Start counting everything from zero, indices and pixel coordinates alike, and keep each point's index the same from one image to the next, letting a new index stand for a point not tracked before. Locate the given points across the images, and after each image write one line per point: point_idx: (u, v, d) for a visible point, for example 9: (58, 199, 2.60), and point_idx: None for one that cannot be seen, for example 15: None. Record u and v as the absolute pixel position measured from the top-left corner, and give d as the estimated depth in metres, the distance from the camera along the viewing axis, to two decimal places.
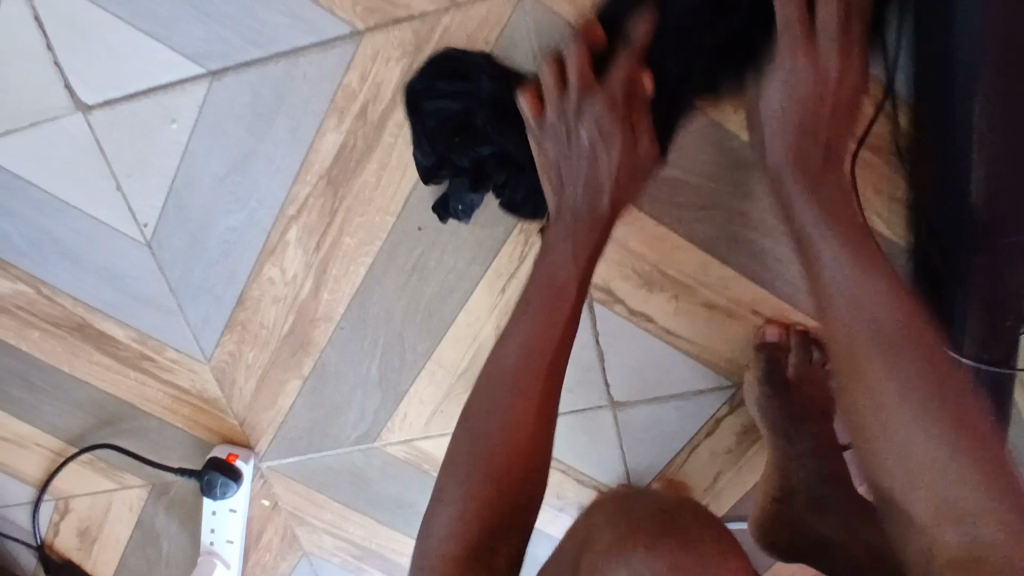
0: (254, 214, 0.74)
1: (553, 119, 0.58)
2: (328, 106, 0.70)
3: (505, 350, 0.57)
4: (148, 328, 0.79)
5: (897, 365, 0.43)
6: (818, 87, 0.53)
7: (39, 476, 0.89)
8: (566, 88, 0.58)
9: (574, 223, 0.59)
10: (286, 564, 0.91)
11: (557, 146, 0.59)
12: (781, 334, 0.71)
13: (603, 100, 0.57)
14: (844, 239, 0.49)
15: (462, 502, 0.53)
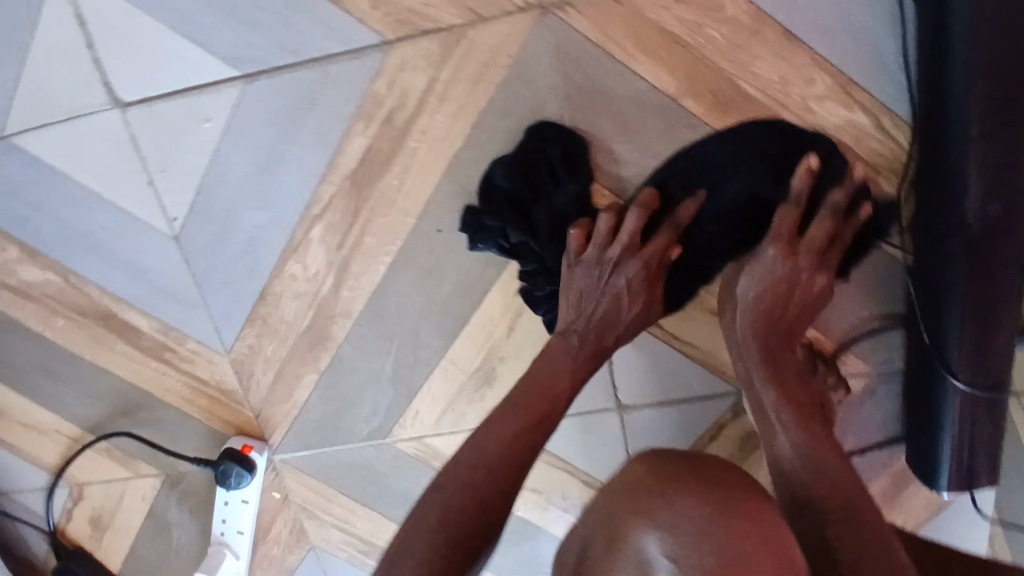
0: (280, 212, 0.76)
1: (589, 260, 0.70)
2: (355, 111, 0.73)
3: (484, 439, 0.68)
4: (171, 320, 0.82)
5: (813, 477, 0.61)
6: (791, 282, 0.66)
7: (55, 462, 0.91)
8: (609, 242, 0.70)
9: (570, 350, 0.71)
10: (294, 558, 0.93)
11: (585, 281, 0.70)
12: None
13: (633, 265, 0.69)
14: (788, 401, 0.66)
15: (427, 554, 0.60)
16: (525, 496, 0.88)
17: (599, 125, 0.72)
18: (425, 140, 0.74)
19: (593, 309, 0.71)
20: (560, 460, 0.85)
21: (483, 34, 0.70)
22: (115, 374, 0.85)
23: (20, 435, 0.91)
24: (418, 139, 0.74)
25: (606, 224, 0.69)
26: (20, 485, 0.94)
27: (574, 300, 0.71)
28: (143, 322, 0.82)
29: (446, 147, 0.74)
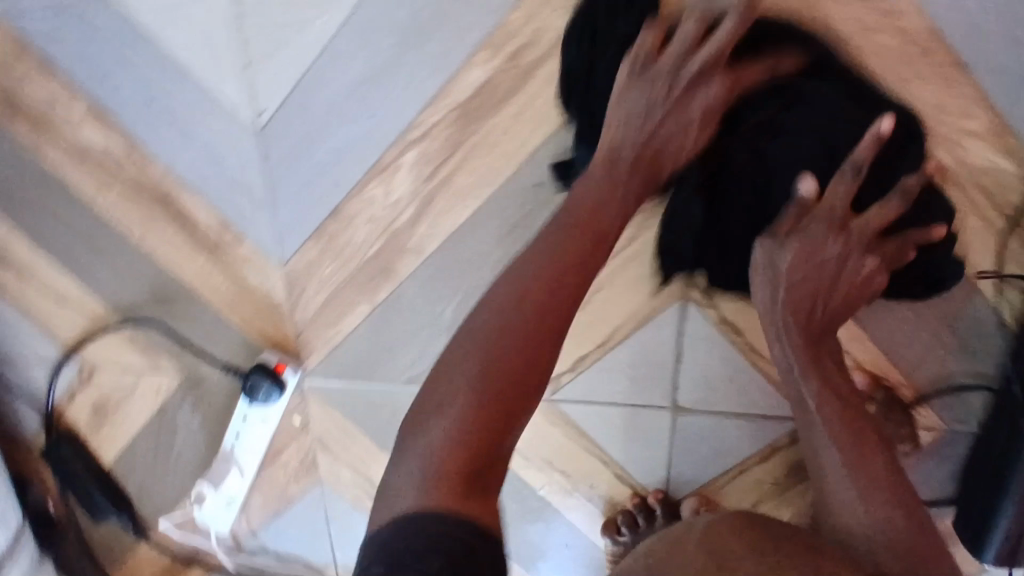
0: (376, 129, 0.71)
1: (660, 65, 0.61)
2: (483, 40, 0.67)
3: (520, 281, 0.61)
4: (232, 216, 0.77)
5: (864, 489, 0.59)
6: (831, 276, 0.63)
7: (72, 338, 0.87)
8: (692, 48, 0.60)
9: (607, 174, 0.63)
10: (298, 488, 0.89)
11: (644, 85, 0.61)
12: (868, 384, 0.74)
13: (712, 88, 0.61)
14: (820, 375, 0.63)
15: (462, 419, 0.55)
16: (552, 477, 0.84)
17: None
18: (548, 87, 0.68)
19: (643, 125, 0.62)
20: (598, 448, 0.82)
21: None
22: (160, 260, 0.81)
23: (41, 303, 0.86)
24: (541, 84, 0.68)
25: (695, 29, 0.60)
26: (27, 355, 0.89)
27: (621, 114, 0.62)
28: (203, 213, 0.77)
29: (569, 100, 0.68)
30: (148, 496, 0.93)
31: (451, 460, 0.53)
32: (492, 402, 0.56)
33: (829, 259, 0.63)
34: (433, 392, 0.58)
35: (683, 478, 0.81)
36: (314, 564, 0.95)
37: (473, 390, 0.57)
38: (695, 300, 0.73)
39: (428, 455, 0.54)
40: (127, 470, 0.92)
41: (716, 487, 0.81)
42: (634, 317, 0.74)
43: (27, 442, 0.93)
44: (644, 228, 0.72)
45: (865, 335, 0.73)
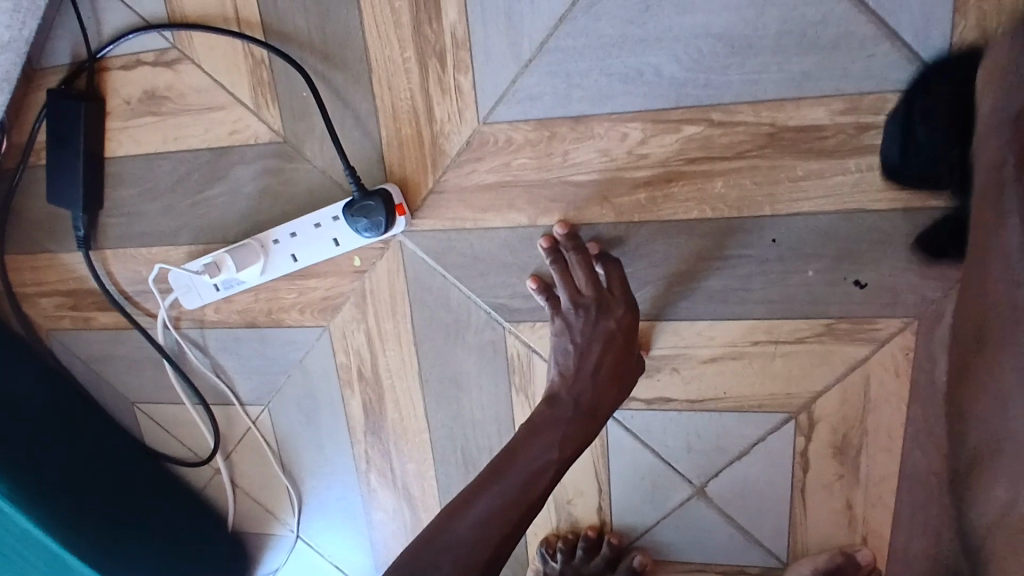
0: (691, 84, 0.64)
1: (585, 302, 0.67)
2: (851, 92, 0.62)
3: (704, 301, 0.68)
4: (479, 38, 0.66)
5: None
6: None
7: (188, 14, 0.71)
8: (593, 286, 0.67)
9: (605, 337, 0.66)
10: (296, 319, 0.79)
11: (583, 329, 0.67)
12: (866, 567, 0.75)
13: (604, 317, 0.67)
14: None
15: (510, 496, 0.58)
16: None
17: None
18: (859, 175, 0.64)
19: (606, 314, 0.67)
20: (603, 474, 0.79)
21: None
22: (360, 16, 0.68)
23: None
24: (858, 167, 0.64)
25: (582, 271, 0.67)
26: None
27: (597, 332, 0.67)
28: (452, 14, 0.66)
29: (866, 198, 0.65)
30: (131, 216, 0.78)
31: (467, 523, 0.56)
32: (503, 512, 0.57)
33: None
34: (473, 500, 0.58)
35: (650, 541, 0.81)
36: (234, 392, 0.84)
37: (486, 514, 0.57)
38: (797, 421, 0.73)
39: (505, 483, 0.59)
40: (132, 176, 0.77)
41: (671, 566, 0.81)
42: (742, 403, 0.73)
43: (37, 71, 0.75)
44: (822, 340, 0.70)
45: (888, 543, 0.75)
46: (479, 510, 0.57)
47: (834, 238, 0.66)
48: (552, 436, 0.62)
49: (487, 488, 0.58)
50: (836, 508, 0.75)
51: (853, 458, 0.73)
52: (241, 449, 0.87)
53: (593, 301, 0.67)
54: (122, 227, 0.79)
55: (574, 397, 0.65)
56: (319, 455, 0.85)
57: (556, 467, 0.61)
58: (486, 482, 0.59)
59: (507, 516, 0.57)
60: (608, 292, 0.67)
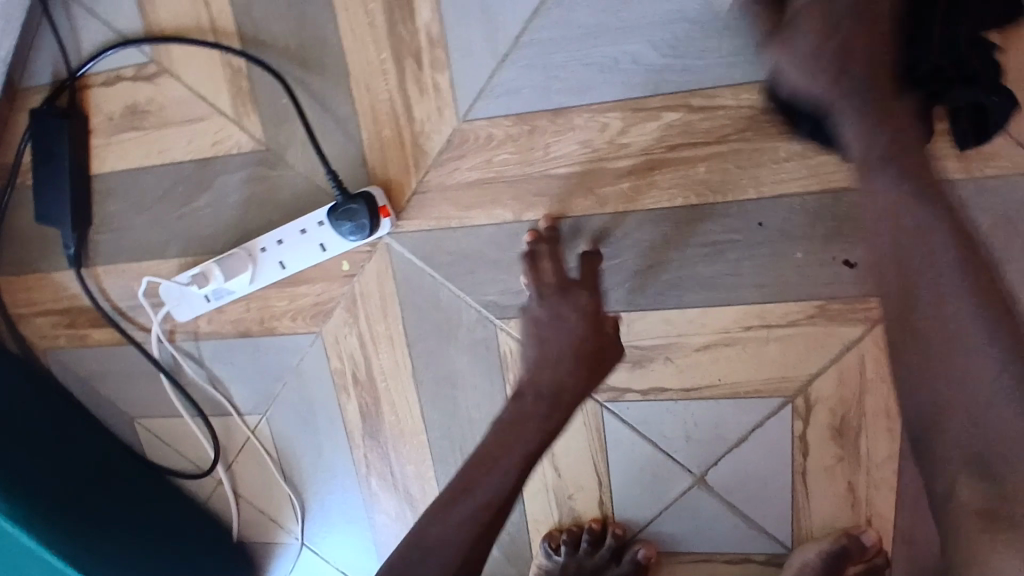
0: (669, 72, 0.64)
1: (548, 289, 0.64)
2: None
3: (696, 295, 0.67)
4: (453, 36, 0.66)
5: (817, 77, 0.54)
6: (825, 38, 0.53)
7: (165, 28, 0.71)
8: (559, 272, 0.65)
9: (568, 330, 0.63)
10: (288, 326, 0.79)
11: (545, 317, 0.64)
12: (871, 549, 0.74)
13: (570, 301, 0.64)
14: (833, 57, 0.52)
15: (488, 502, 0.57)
16: (543, 468, 0.80)
17: None
18: None
19: (571, 298, 0.64)
20: (602, 467, 0.79)
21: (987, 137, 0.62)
22: (334, 19, 0.68)
23: None
24: None
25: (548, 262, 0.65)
26: (97, 7, 0.72)
27: (561, 317, 0.63)
28: (426, 12, 0.66)
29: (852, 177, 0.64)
30: (120, 232, 0.79)
31: (441, 536, 0.56)
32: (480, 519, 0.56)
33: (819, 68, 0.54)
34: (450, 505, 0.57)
35: (653, 533, 0.80)
36: (231, 402, 0.84)
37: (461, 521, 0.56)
38: (794, 406, 0.72)
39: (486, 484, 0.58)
40: (119, 192, 0.77)
41: (675, 557, 0.80)
42: (737, 389, 0.73)
43: (20, 92, 0.76)
44: (814, 323, 0.69)
45: (894, 525, 0.74)
46: (452, 521, 0.56)
47: (821, 218, 0.66)
48: (526, 431, 0.60)
49: (467, 491, 0.58)
50: (838, 491, 0.74)
51: (853, 441, 0.73)
52: (241, 459, 0.87)
53: (558, 288, 0.64)
54: (112, 242, 0.79)
55: (536, 388, 0.62)
56: (318, 461, 0.85)
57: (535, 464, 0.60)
58: (466, 485, 0.58)
59: (483, 526, 0.56)
60: (576, 281, 0.65)
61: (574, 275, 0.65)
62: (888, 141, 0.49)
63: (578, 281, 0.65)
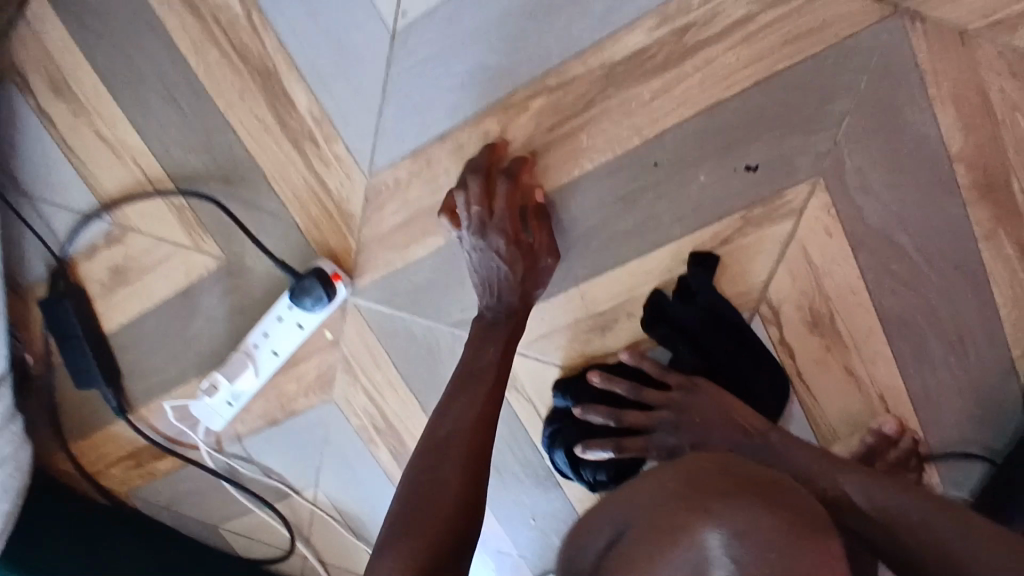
0: (517, 63, 0.69)
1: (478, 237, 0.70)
2: (656, 6, 0.65)
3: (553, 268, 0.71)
4: (333, 110, 0.74)
5: (687, 428, 0.71)
6: (700, 426, 0.71)
7: (113, 194, 0.82)
8: (491, 210, 0.70)
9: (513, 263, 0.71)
10: (306, 403, 0.88)
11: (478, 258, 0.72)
12: (897, 432, 0.74)
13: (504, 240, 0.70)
14: (704, 426, 0.70)
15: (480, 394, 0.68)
16: None
17: (872, 155, 0.67)
18: (700, 72, 0.67)
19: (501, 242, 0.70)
20: None
21: (826, 1, 0.64)
22: (238, 136, 0.77)
23: (89, 141, 0.80)
24: (696, 66, 0.67)
25: (477, 198, 0.69)
26: (56, 198, 0.83)
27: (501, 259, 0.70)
28: (303, 100, 0.74)
29: (717, 89, 0.67)
30: (144, 373, 0.90)
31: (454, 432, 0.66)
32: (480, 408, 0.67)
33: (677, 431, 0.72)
34: (447, 404, 0.68)
35: None
36: (287, 484, 0.93)
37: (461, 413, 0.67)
38: (762, 316, 0.75)
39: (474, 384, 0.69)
40: (131, 341, 0.89)
41: None
42: None
43: (28, 289, 0.88)
44: (745, 233, 0.71)
45: (905, 392, 0.74)
46: (458, 411, 0.67)
47: (707, 137, 0.69)
48: (495, 340, 0.72)
49: (462, 388, 0.69)
50: (840, 379, 0.75)
51: (831, 327, 0.74)
52: (314, 530, 0.95)
53: (493, 229, 0.70)
54: (143, 385, 0.91)
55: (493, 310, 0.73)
56: (377, 511, 0.92)
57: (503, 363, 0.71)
58: (454, 391, 0.69)
59: (486, 417, 0.67)
60: (502, 213, 0.70)
61: (507, 220, 0.70)
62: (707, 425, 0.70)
63: (507, 233, 0.70)
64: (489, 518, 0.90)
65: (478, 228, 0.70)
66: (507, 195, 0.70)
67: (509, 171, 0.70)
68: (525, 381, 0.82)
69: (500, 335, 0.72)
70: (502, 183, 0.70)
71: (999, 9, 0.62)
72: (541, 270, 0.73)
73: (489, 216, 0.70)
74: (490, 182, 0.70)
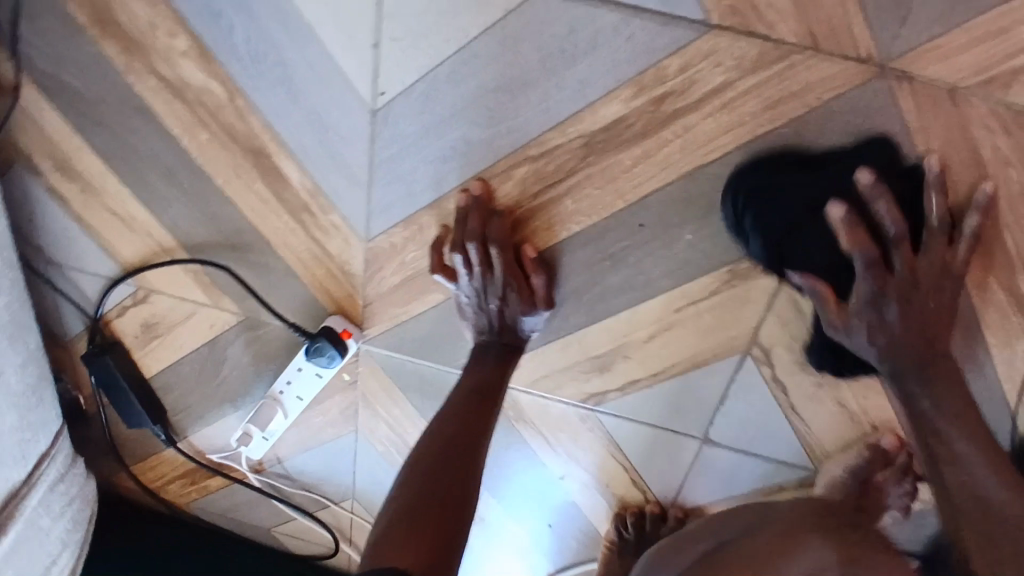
0: (497, 137, 0.69)
1: (478, 285, 0.76)
2: (631, 76, 0.64)
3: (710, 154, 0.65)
4: (326, 185, 0.76)
5: (918, 282, 0.62)
6: (924, 295, 0.62)
7: (132, 261, 0.86)
8: (491, 268, 0.74)
9: (514, 309, 0.77)
10: (333, 432, 0.95)
11: (472, 300, 0.78)
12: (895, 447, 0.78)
13: (502, 291, 0.75)
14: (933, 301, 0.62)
15: (474, 402, 0.77)
16: (575, 471, 0.90)
17: None
18: (681, 138, 0.66)
19: (498, 292, 0.76)
20: (621, 455, 0.88)
21: (806, 65, 0.61)
22: (240, 208, 0.79)
23: (102, 217, 0.83)
24: (675, 133, 0.66)
25: (476, 258, 0.73)
26: (81, 266, 0.88)
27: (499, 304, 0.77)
28: (295, 176, 0.76)
29: (699, 155, 0.67)
30: (185, 411, 0.98)
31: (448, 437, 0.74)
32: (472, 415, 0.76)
33: (907, 279, 0.62)
34: (448, 409, 0.77)
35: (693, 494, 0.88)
36: (326, 496, 1.02)
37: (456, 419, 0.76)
38: (753, 355, 0.77)
39: (468, 390, 0.78)
40: (169, 384, 0.96)
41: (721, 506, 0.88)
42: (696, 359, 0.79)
43: (71, 343, 0.96)
44: (731, 286, 0.73)
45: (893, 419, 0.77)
46: (454, 417, 0.76)
47: (690, 200, 0.69)
48: (485, 361, 0.79)
49: (462, 395, 0.77)
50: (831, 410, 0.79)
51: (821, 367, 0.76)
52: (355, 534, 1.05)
53: (491, 282, 0.75)
54: (185, 419, 0.99)
55: (488, 340, 0.79)
56: None
57: (498, 375, 0.79)
58: (455, 396, 0.78)
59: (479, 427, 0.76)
60: (500, 271, 0.74)
61: (506, 278, 0.74)
62: (934, 287, 0.62)
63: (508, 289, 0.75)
64: (487, 498, 0.96)
65: (484, 284, 0.75)
66: (503, 255, 0.74)
67: (502, 231, 0.73)
68: (531, 411, 0.88)
69: (490, 360, 0.79)
70: (497, 248, 0.73)
71: (992, 65, 0.59)
72: (536, 316, 0.78)
73: (491, 273, 0.75)
74: (489, 242, 0.73)
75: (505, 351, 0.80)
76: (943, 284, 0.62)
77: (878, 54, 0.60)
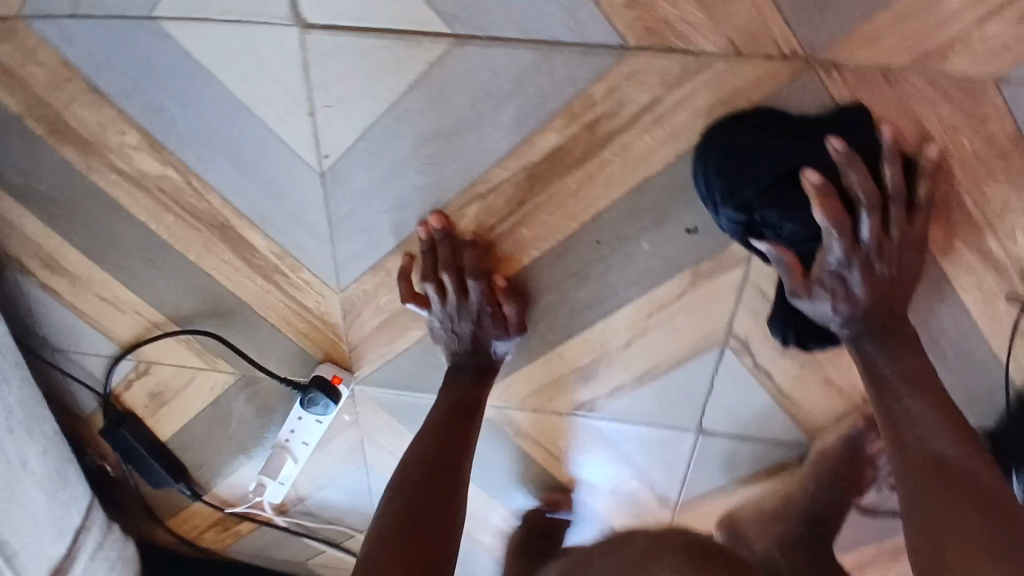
0: (444, 181, 0.70)
1: (451, 311, 0.78)
2: (561, 106, 0.65)
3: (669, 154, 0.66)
4: (292, 246, 0.78)
5: (887, 242, 0.65)
6: (888, 253, 0.66)
7: (128, 338, 0.90)
8: (464, 296, 0.77)
9: (487, 329, 0.78)
10: (346, 468, 0.98)
11: (444, 323, 0.79)
12: None
13: (473, 314, 0.77)
14: (899, 257, 0.66)
15: (450, 423, 0.77)
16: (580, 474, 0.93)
17: None
18: (620, 157, 0.67)
19: (470, 316, 0.78)
20: (621, 454, 0.90)
21: (731, 71, 0.62)
22: (216, 278, 0.82)
23: (91, 303, 0.87)
24: (614, 153, 0.67)
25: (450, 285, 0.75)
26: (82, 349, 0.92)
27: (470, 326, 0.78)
28: (262, 242, 0.78)
29: (641, 170, 0.67)
30: (204, 466, 1.02)
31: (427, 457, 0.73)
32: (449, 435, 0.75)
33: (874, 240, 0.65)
34: (424, 432, 0.76)
35: (698, 481, 0.90)
36: (352, 526, 1.06)
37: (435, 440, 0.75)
38: (731, 347, 0.78)
39: (444, 413, 0.78)
40: (185, 445, 1.00)
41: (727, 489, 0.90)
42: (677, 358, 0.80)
43: (88, 419, 1.00)
44: (696, 287, 0.74)
45: None
46: (431, 440, 0.75)
47: (642, 213, 0.70)
48: (460, 385, 0.80)
49: (439, 418, 0.77)
50: (816, 386, 0.80)
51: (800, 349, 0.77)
52: None
53: (464, 306, 0.77)
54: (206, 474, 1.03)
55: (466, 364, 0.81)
56: None
57: (473, 399, 0.79)
58: (431, 421, 0.77)
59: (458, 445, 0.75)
60: (472, 298, 0.76)
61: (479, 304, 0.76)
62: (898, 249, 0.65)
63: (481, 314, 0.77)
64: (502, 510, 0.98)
65: (458, 309, 0.77)
66: (473, 283, 0.76)
67: (474, 261, 0.75)
68: (525, 425, 0.90)
69: (466, 381, 0.80)
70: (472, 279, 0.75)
71: (920, 41, 0.59)
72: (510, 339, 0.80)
73: (464, 300, 0.77)
74: (464, 272, 0.75)
75: (480, 375, 0.81)
76: (910, 241, 0.65)
77: (800, 50, 0.60)
